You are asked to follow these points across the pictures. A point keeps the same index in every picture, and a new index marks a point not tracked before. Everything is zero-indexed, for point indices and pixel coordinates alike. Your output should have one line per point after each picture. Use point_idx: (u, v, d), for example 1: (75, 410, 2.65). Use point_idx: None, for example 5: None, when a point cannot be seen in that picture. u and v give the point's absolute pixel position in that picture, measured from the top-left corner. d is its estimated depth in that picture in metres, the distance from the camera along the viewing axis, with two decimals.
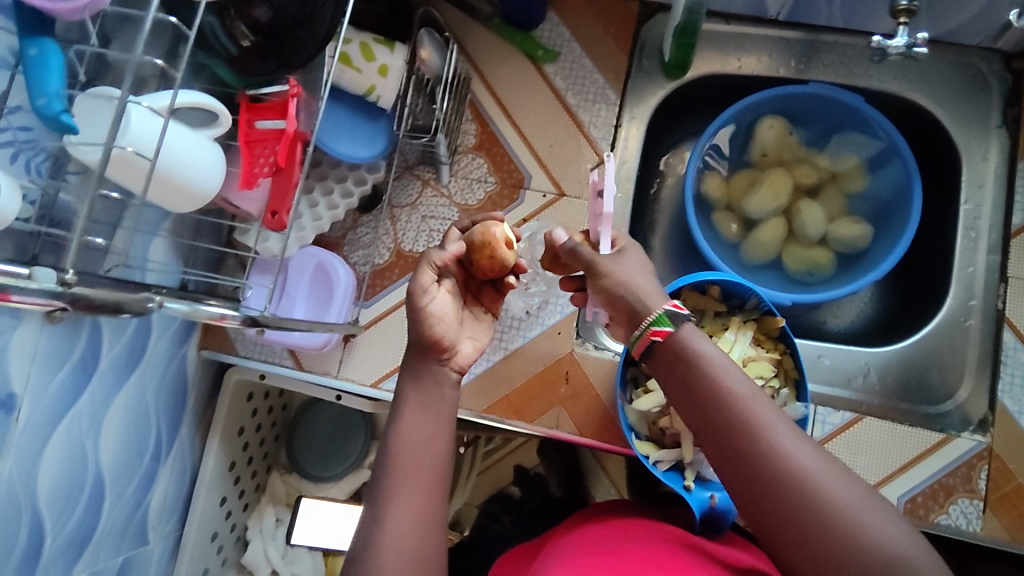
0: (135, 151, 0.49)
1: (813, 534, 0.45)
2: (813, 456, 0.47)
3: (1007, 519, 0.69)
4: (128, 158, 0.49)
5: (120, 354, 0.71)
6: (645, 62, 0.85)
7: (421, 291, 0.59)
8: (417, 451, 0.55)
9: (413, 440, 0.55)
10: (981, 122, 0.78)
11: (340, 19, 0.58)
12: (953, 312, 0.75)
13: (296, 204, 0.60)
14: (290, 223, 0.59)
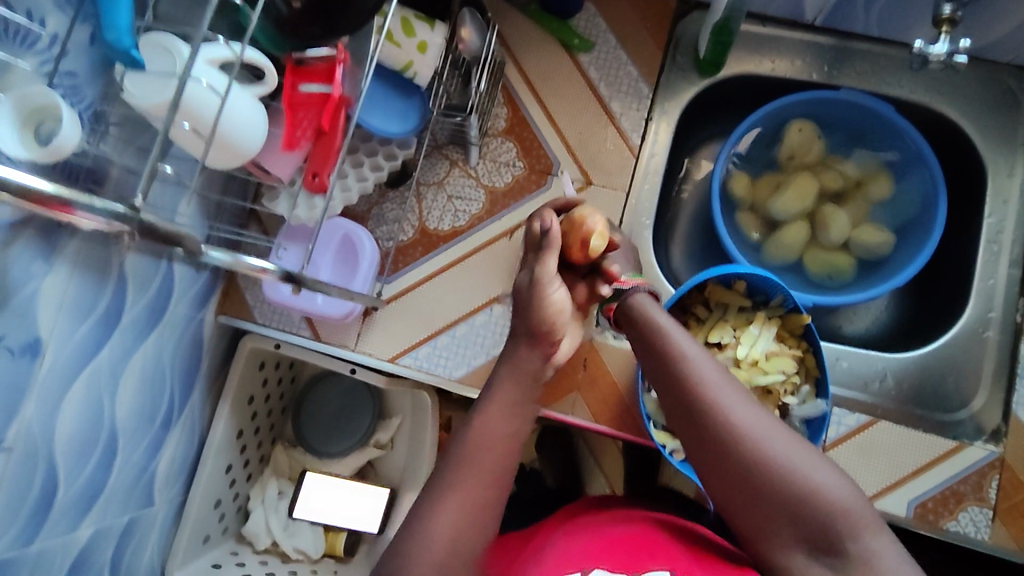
0: (207, 87, 0.51)
1: (750, 478, 0.55)
2: (753, 415, 0.57)
3: (1015, 529, 0.69)
4: (197, 93, 0.51)
5: (142, 310, 0.71)
6: (679, 58, 0.86)
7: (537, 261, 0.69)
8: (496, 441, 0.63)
9: (492, 427, 0.64)
10: (1008, 139, 0.79)
11: None
12: (971, 323, 0.76)
13: (337, 167, 0.60)
14: (331, 184, 0.59)
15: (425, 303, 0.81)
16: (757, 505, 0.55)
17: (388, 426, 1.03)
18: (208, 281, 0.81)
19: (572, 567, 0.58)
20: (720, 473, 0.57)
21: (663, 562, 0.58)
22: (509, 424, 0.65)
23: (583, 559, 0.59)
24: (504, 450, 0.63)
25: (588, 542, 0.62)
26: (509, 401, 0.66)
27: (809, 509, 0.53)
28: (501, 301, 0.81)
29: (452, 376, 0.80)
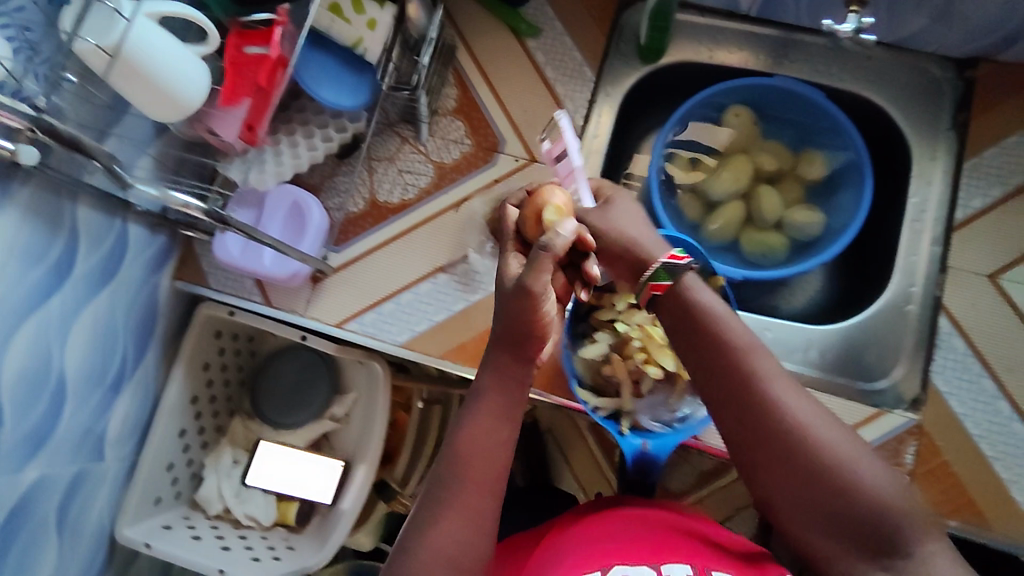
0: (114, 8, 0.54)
1: (818, 482, 0.51)
2: (815, 411, 0.54)
3: (931, 493, 0.71)
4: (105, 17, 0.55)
5: (96, 264, 0.74)
6: (622, 45, 0.90)
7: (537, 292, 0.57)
8: (484, 452, 0.58)
9: (473, 444, 0.58)
10: (932, 125, 0.82)
11: None
12: (894, 297, 0.79)
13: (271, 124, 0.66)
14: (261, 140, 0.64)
15: (372, 271, 0.84)
16: (823, 519, 0.51)
17: (343, 401, 1.05)
18: (163, 246, 0.84)
19: (593, 565, 0.57)
20: (785, 478, 0.53)
21: (678, 557, 0.58)
22: (492, 436, 0.59)
23: (595, 557, 0.58)
24: (491, 468, 0.58)
25: (591, 539, 0.61)
26: (490, 411, 0.60)
27: (876, 518, 0.49)
28: (446, 271, 0.83)
29: (396, 342, 0.82)
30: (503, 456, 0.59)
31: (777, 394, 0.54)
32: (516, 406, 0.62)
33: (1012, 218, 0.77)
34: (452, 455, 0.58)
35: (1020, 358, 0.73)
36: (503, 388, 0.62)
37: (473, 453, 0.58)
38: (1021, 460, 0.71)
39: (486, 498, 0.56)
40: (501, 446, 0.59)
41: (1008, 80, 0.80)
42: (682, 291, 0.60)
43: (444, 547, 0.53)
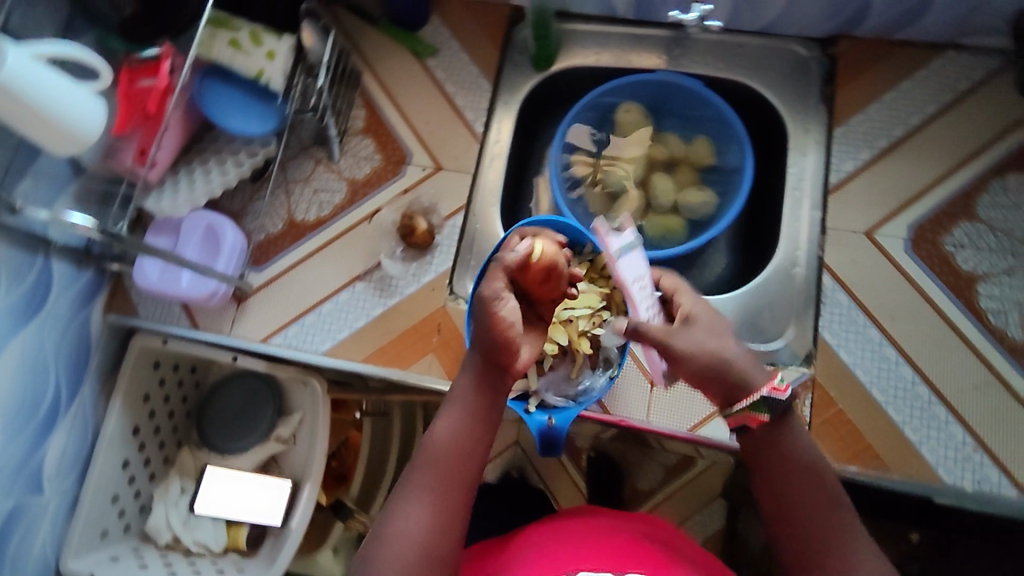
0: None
1: None
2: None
3: (829, 443, 0.76)
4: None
5: (18, 299, 0.77)
6: (515, 57, 0.95)
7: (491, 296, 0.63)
8: (453, 450, 0.62)
9: (446, 449, 0.62)
10: (801, 100, 0.87)
11: None
12: (782, 260, 0.83)
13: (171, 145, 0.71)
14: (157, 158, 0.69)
15: (294, 286, 0.88)
16: None
17: (289, 422, 1.04)
18: (92, 280, 0.88)
19: (559, 570, 0.60)
20: None
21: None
22: (462, 442, 0.63)
23: (571, 561, 0.61)
24: (461, 470, 0.62)
25: (583, 544, 0.63)
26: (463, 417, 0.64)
27: None
28: (363, 279, 0.87)
29: (320, 350, 0.86)
30: (475, 459, 0.63)
31: (852, 556, 0.53)
32: (488, 414, 0.65)
33: (881, 178, 0.82)
34: (425, 457, 0.62)
35: (901, 306, 0.78)
36: (480, 392, 0.65)
37: (443, 452, 0.62)
38: (910, 401, 0.76)
39: (454, 497, 0.60)
40: (475, 451, 0.63)
41: (864, 54, 0.86)
42: (785, 426, 0.60)
43: (411, 536, 0.57)
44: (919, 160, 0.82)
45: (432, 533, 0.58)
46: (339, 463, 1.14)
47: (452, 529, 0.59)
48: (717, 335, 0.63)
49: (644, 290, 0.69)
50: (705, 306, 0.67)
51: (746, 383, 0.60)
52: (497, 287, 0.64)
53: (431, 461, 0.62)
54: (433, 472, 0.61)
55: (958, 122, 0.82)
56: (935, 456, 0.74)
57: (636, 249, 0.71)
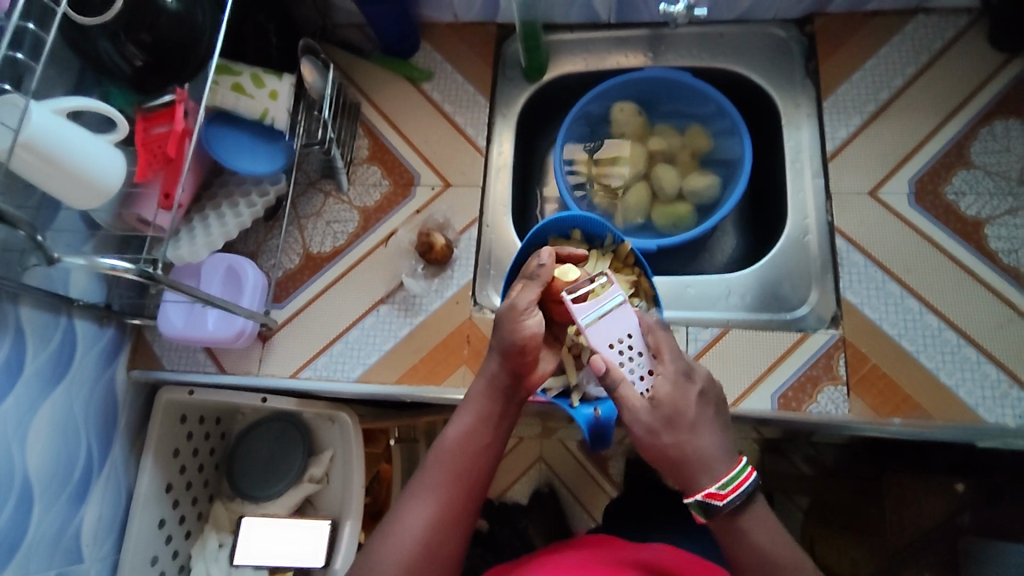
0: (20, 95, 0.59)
1: None
2: None
3: (870, 399, 0.76)
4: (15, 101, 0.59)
5: (46, 361, 0.76)
6: (509, 74, 1.00)
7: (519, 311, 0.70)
8: (460, 452, 0.68)
9: (450, 453, 0.68)
10: (789, 79, 0.92)
11: (216, 28, 0.73)
12: (794, 232, 0.86)
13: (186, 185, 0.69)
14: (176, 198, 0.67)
15: (319, 317, 0.88)
16: None
17: (321, 460, 1.03)
18: (114, 337, 0.87)
19: None
20: None
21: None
22: (465, 449, 0.68)
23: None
24: (461, 475, 0.68)
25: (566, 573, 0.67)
26: (471, 425, 0.70)
27: None
28: (386, 302, 0.88)
29: (351, 378, 0.85)
30: (478, 465, 0.69)
31: None
32: (495, 420, 0.71)
33: (876, 140, 0.85)
34: (434, 458, 0.69)
35: (916, 258, 0.80)
36: (492, 397, 0.71)
37: (452, 453, 0.68)
38: (939, 347, 0.77)
39: (454, 498, 0.66)
40: (479, 455, 0.69)
41: (841, 27, 0.90)
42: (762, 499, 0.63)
43: (413, 529, 0.64)
44: (908, 119, 0.85)
45: (434, 525, 0.65)
46: (374, 499, 1.12)
47: (452, 525, 0.66)
48: (674, 428, 0.62)
49: (621, 354, 0.69)
50: (684, 389, 0.64)
51: (693, 480, 0.61)
52: (530, 296, 0.71)
53: (441, 461, 0.68)
54: (438, 472, 0.67)
55: (939, 80, 0.86)
56: (974, 397, 0.75)
57: (614, 313, 0.71)
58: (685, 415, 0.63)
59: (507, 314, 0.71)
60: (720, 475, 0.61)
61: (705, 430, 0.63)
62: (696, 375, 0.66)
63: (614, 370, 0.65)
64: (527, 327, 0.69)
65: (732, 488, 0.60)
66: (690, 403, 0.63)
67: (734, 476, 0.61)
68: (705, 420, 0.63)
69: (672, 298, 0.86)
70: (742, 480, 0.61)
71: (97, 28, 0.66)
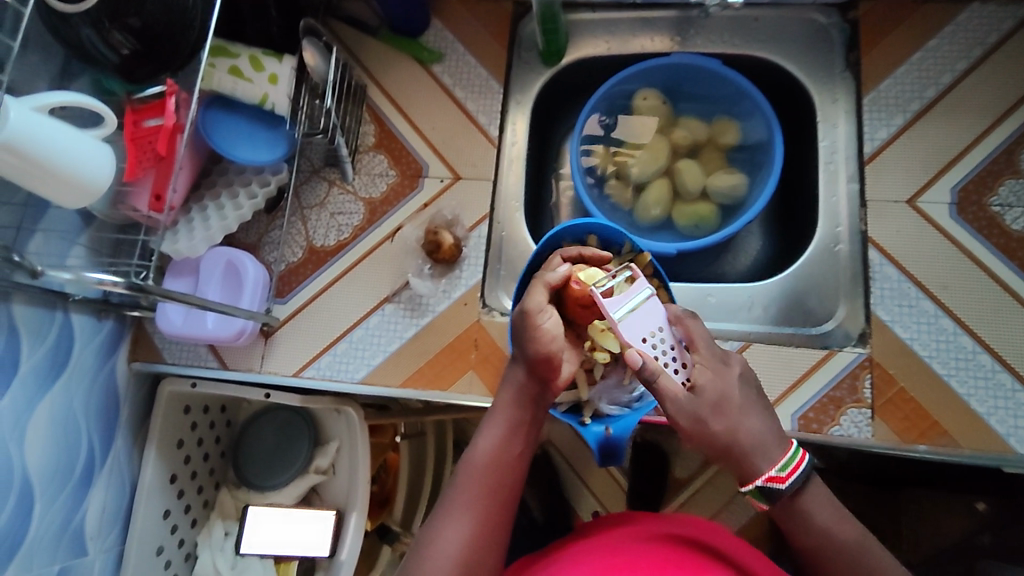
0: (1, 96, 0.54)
1: None
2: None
3: (895, 423, 0.73)
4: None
5: (43, 358, 0.73)
6: (524, 54, 0.93)
7: (536, 312, 0.66)
8: (493, 465, 0.64)
9: (483, 466, 0.64)
10: (827, 70, 0.86)
11: (206, 16, 0.70)
12: (823, 240, 0.82)
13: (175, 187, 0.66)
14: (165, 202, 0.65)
15: (322, 315, 0.85)
16: None
17: (327, 451, 1.02)
18: (113, 330, 0.85)
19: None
20: None
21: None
22: (499, 462, 0.65)
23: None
24: (496, 490, 0.64)
25: (610, 555, 0.67)
26: (502, 436, 0.66)
27: None
28: (392, 300, 0.84)
29: (355, 379, 0.83)
30: (511, 477, 0.65)
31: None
32: (525, 430, 0.67)
33: (919, 142, 0.79)
34: (465, 470, 0.64)
35: (953, 274, 0.75)
36: (522, 405, 0.67)
37: (485, 467, 0.64)
38: (973, 372, 0.73)
39: (489, 515, 0.63)
40: (511, 468, 0.65)
41: (887, 13, 0.83)
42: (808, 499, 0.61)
43: (451, 549, 0.60)
44: (956, 119, 0.79)
45: (472, 542, 0.61)
46: (380, 486, 1.11)
47: (489, 543, 0.62)
48: (721, 414, 0.61)
49: (656, 347, 0.65)
50: (723, 375, 0.63)
51: (751, 465, 0.60)
52: (541, 299, 0.67)
53: (472, 475, 0.64)
54: (471, 487, 0.63)
55: (992, 76, 0.79)
56: (1006, 426, 0.71)
57: (641, 306, 0.66)
58: (729, 400, 0.62)
59: (523, 322, 0.67)
60: (776, 459, 0.60)
61: (751, 414, 0.62)
62: (729, 362, 0.65)
63: (651, 362, 0.61)
64: (544, 330, 0.65)
65: (791, 469, 0.60)
66: (733, 388, 0.63)
67: (790, 459, 0.60)
68: (750, 406, 0.62)
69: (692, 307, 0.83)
70: (798, 462, 0.61)
71: (77, 14, 0.61)
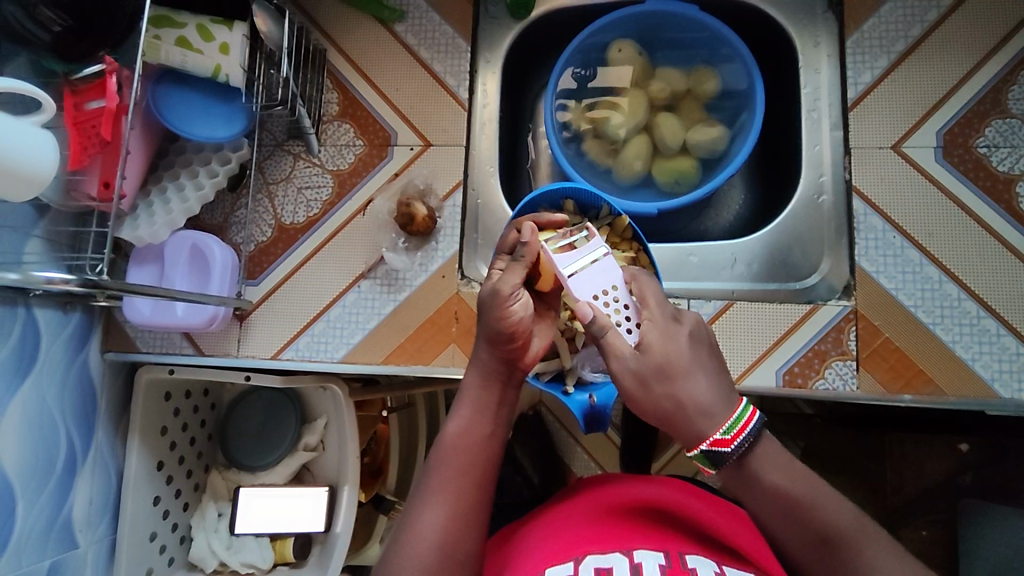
0: None
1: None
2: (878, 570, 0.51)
3: (881, 373, 0.72)
4: None
5: (9, 357, 0.70)
6: (491, 7, 0.89)
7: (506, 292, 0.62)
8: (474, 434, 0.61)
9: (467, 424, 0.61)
10: (809, 11, 0.82)
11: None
12: (807, 191, 0.80)
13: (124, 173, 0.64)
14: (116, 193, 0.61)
15: (296, 295, 0.82)
16: None
17: (314, 428, 1.00)
18: (82, 321, 0.82)
19: (558, 558, 0.58)
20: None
21: (658, 544, 0.58)
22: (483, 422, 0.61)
23: (581, 546, 0.59)
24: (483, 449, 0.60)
25: (570, 531, 0.62)
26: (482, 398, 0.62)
27: None
28: (367, 277, 0.82)
29: (335, 358, 0.81)
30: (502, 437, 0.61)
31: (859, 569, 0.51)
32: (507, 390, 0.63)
33: (905, 85, 0.76)
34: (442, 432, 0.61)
35: (940, 221, 0.74)
36: (490, 381, 0.64)
37: (459, 446, 0.61)
38: (958, 319, 0.72)
39: None
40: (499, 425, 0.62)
41: None
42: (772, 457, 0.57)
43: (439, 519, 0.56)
44: (942, 59, 0.76)
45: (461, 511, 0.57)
46: (372, 458, 1.10)
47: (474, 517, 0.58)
48: (666, 378, 0.55)
49: (609, 307, 0.64)
50: (672, 334, 0.58)
51: (694, 429, 0.54)
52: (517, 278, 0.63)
53: (450, 454, 0.61)
54: (448, 468, 0.60)
55: (979, 13, 0.76)
56: (990, 371, 0.70)
57: (594, 265, 0.67)
58: (676, 362, 0.56)
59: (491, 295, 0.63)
60: (719, 422, 0.54)
61: (699, 374, 0.55)
62: (683, 317, 0.60)
63: (601, 315, 0.59)
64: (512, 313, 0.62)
65: (738, 431, 0.53)
66: (683, 350, 0.57)
67: (736, 419, 0.54)
68: (700, 364, 0.56)
69: (673, 267, 0.83)
70: (746, 422, 0.54)
71: None
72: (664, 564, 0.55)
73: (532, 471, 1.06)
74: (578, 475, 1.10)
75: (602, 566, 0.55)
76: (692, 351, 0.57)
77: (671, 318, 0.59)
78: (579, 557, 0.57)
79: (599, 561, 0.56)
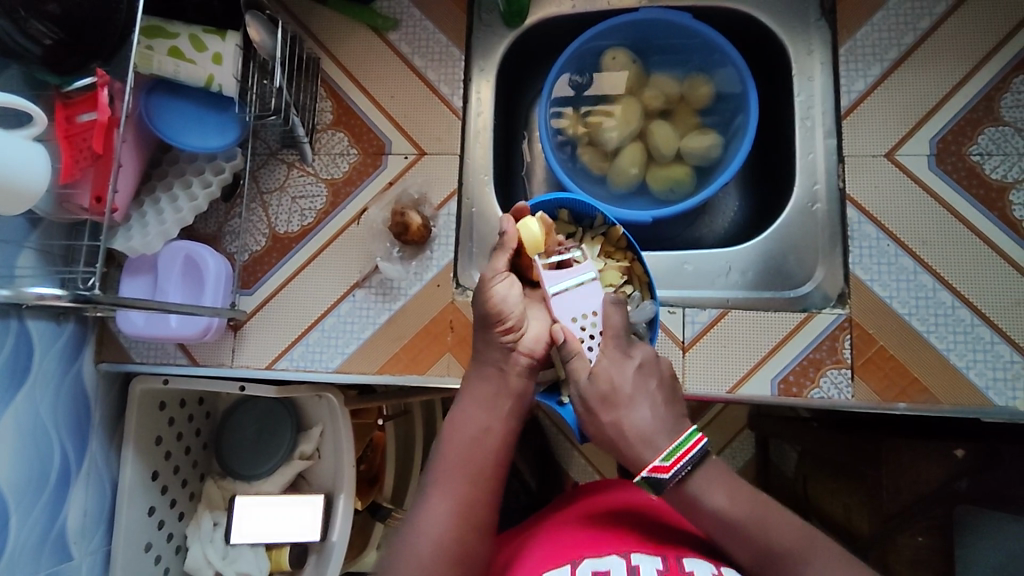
0: None
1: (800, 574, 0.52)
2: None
3: (875, 382, 0.72)
4: None
5: (2, 370, 0.70)
6: (485, 15, 0.89)
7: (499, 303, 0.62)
8: (469, 444, 0.61)
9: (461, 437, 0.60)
10: (802, 19, 0.82)
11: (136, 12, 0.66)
12: (800, 199, 0.80)
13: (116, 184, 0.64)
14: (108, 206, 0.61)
15: (290, 304, 0.82)
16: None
17: (310, 437, 1.00)
18: (76, 332, 0.82)
19: (551, 563, 0.58)
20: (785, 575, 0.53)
21: (652, 549, 0.58)
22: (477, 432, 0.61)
23: (575, 552, 0.58)
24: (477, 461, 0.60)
25: (565, 539, 0.62)
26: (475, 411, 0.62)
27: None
28: (362, 286, 0.82)
29: (330, 369, 0.81)
30: (493, 452, 0.61)
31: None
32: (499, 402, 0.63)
33: (897, 93, 0.76)
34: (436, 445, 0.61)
35: (933, 230, 0.74)
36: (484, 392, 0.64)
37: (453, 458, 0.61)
38: (952, 327, 0.72)
39: (478, 484, 0.59)
40: (490, 442, 0.61)
41: None
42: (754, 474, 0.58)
43: (433, 531, 0.56)
44: (934, 67, 0.76)
45: (455, 524, 0.57)
46: (368, 465, 1.10)
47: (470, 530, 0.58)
48: (610, 405, 0.60)
49: (584, 329, 0.66)
50: (619, 364, 0.62)
51: (636, 455, 0.58)
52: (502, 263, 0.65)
53: (446, 466, 0.60)
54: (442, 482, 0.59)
55: (971, 21, 0.76)
56: (984, 379, 0.70)
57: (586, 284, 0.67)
58: (620, 390, 0.60)
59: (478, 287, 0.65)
60: (661, 448, 0.57)
61: (640, 404, 0.60)
62: (634, 350, 0.63)
63: (572, 341, 0.64)
64: (495, 296, 0.63)
65: (677, 458, 0.56)
66: (628, 377, 0.61)
67: (677, 447, 0.57)
68: (642, 394, 0.60)
69: (668, 276, 0.83)
70: (688, 449, 0.57)
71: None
72: (662, 568, 0.54)
73: (529, 476, 1.05)
74: (575, 480, 1.10)
75: (600, 569, 0.54)
76: (638, 377, 0.61)
77: (623, 351, 0.63)
78: (576, 561, 0.56)
79: (594, 565, 0.55)
